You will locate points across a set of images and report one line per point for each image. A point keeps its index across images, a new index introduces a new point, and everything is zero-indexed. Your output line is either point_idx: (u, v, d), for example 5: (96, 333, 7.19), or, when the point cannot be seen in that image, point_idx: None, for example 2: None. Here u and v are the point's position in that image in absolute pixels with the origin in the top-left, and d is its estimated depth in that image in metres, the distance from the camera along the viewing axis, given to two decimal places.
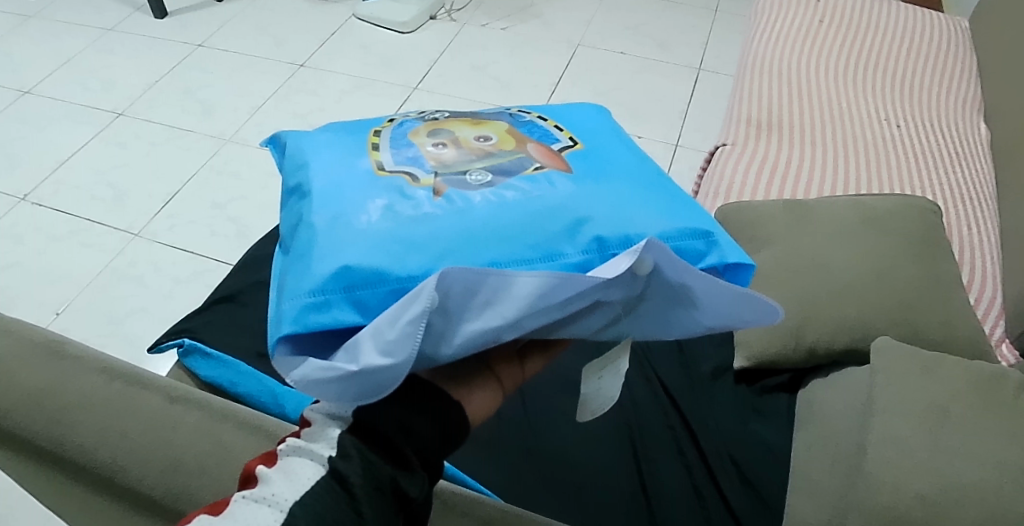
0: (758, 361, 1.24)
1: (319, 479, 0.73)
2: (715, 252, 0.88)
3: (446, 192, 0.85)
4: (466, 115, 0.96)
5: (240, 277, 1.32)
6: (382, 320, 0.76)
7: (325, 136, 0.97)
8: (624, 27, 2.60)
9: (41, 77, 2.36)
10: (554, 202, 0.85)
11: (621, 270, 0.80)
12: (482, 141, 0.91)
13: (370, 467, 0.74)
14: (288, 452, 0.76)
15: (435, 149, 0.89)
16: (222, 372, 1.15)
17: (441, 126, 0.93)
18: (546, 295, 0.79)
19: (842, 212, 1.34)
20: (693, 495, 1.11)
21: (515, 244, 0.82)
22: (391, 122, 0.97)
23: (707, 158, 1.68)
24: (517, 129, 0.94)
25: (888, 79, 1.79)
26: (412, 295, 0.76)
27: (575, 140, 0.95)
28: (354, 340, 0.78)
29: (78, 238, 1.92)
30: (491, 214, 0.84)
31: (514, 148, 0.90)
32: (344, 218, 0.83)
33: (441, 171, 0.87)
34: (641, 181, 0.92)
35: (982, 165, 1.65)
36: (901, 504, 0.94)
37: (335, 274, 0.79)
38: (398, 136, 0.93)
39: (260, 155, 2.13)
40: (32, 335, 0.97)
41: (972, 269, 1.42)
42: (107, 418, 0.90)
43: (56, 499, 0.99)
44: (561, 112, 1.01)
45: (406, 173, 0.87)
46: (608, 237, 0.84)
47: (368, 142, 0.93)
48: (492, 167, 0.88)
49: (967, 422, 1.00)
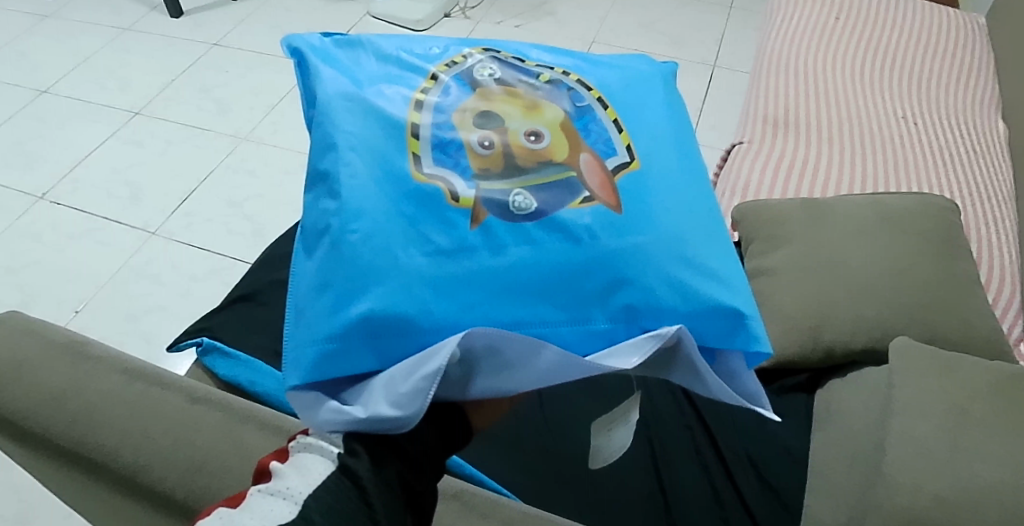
0: (775, 361, 1.24)
1: (330, 474, 0.75)
2: (745, 335, 0.82)
3: (485, 220, 0.81)
4: (520, 87, 0.87)
5: (258, 275, 1.33)
6: (398, 370, 0.75)
7: (362, 98, 0.85)
8: (639, 24, 2.59)
9: (59, 76, 2.38)
10: (594, 254, 0.81)
11: (644, 353, 0.78)
12: (532, 142, 0.84)
13: (379, 467, 0.77)
14: (299, 448, 0.78)
15: (480, 148, 0.83)
16: (238, 371, 1.16)
17: (491, 107, 0.85)
18: (558, 369, 0.78)
19: (859, 210, 1.34)
20: (711, 495, 1.10)
21: (541, 301, 0.80)
22: (436, 83, 0.87)
23: (724, 155, 1.68)
24: (574, 123, 0.86)
25: (906, 76, 1.78)
26: (431, 352, 0.75)
27: (632, 152, 0.87)
28: (370, 384, 0.76)
29: (95, 236, 1.93)
30: (526, 263, 0.80)
31: (565, 160, 0.84)
32: (375, 244, 0.78)
33: (482, 186, 0.82)
34: (696, 232, 0.86)
35: (999, 163, 1.64)
36: (920, 506, 0.94)
37: (361, 319, 0.75)
38: (441, 114, 0.85)
39: (276, 153, 2.14)
40: (54, 336, 0.98)
41: (990, 268, 1.41)
42: (129, 419, 0.91)
43: (77, 498, 1.00)
44: (628, 105, 0.91)
45: (445, 184, 0.81)
46: (640, 308, 0.80)
47: (407, 119, 0.84)
48: (537, 189, 0.82)
49: (987, 421, 0.99)
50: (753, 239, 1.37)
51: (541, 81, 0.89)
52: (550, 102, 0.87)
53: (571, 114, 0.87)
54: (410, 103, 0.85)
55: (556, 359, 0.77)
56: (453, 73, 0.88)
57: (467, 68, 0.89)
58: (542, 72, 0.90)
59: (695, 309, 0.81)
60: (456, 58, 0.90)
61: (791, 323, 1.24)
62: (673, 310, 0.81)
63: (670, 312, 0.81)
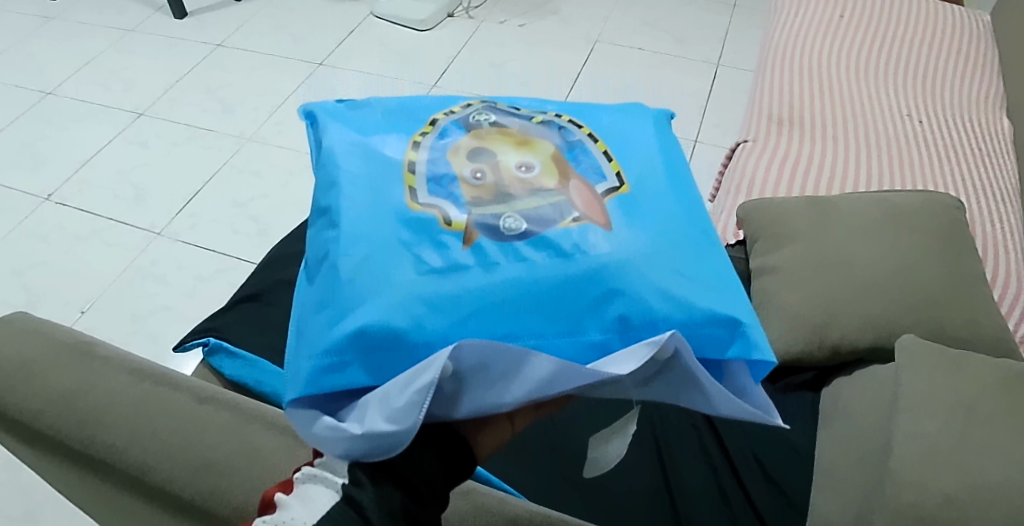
0: (782, 359, 1.24)
1: (332, 506, 0.73)
2: (741, 343, 0.81)
3: (478, 241, 0.80)
4: (512, 125, 0.88)
5: (264, 275, 1.33)
6: (393, 384, 0.73)
7: (362, 141, 0.88)
8: (642, 23, 2.59)
9: (63, 77, 2.38)
10: (587, 266, 0.79)
11: (639, 361, 0.76)
12: (523, 171, 0.84)
13: (383, 497, 0.73)
14: (305, 479, 0.77)
15: (473, 178, 0.83)
16: (245, 371, 1.17)
17: (484, 143, 0.86)
18: (557, 380, 0.76)
19: (865, 209, 1.34)
20: (717, 493, 1.11)
21: (534, 316, 0.78)
22: (433, 126, 0.89)
23: (729, 154, 1.68)
24: (564, 156, 0.87)
25: (911, 74, 1.78)
26: (423, 364, 0.73)
27: (621, 177, 0.87)
28: (365, 400, 0.75)
29: (101, 237, 1.93)
30: (519, 277, 0.78)
31: (556, 185, 0.84)
32: (371, 265, 0.78)
33: (476, 212, 0.81)
34: (690, 250, 0.84)
35: (1004, 161, 1.63)
36: (928, 504, 0.94)
37: (352, 334, 0.75)
38: (437, 151, 0.86)
39: (280, 153, 2.15)
40: (63, 337, 0.98)
41: (995, 266, 1.41)
42: (137, 418, 0.91)
43: (85, 498, 1.00)
44: (619, 138, 0.91)
45: (439, 211, 0.81)
46: (634, 317, 0.78)
47: (405, 158, 0.86)
48: (528, 213, 0.81)
49: (994, 418, 0.99)
50: (759, 237, 1.37)
51: (534, 123, 0.90)
52: (542, 138, 0.88)
53: (561, 148, 0.87)
54: (408, 144, 0.87)
55: (551, 369, 0.75)
56: (451, 119, 0.89)
57: (463, 110, 0.91)
58: (535, 115, 0.91)
59: (690, 317, 0.79)
60: (454, 105, 0.92)
61: (797, 321, 1.24)
62: (669, 320, 0.78)
63: (665, 321, 0.78)
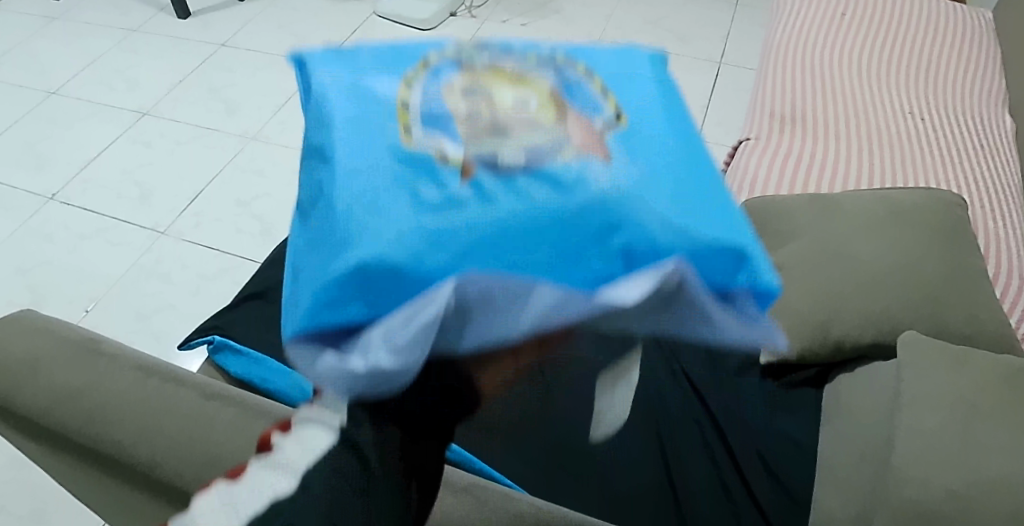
0: (785, 356, 1.25)
1: (326, 451, 0.75)
2: (745, 270, 0.75)
3: (475, 174, 0.74)
4: (508, 60, 0.82)
5: (269, 273, 1.34)
6: (393, 320, 0.69)
7: (353, 80, 0.83)
8: (644, 21, 2.60)
9: (67, 77, 2.39)
10: (587, 197, 0.73)
11: (641, 290, 0.70)
12: (521, 105, 0.77)
13: (378, 437, 0.75)
14: (301, 418, 0.78)
15: (469, 111, 0.77)
16: (252, 369, 1.16)
17: (479, 79, 0.80)
18: (560, 308, 0.70)
19: (867, 205, 1.34)
20: (720, 489, 1.12)
21: (537, 247, 0.72)
22: (425, 65, 0.83)
23: (731, 152, 1.70)
24: (564, 90, 0.80)
25: (913, 72, 1.78)
26: (423, 299, 0.69)
27: (621, 109, 0.80)
28: (365, 337, 0.70)
29: (105, 236, 1.94)
30: (520, 211, 0.72)
31: (555, 119, 0.77)
32: (362, 205, 0.73)
33: (472, 148, 0.75)
34: (696, 180, 0.78)
35: (1006, 158, 1.64)
36: (930, 499, 0.94)
37: (346, 270, 0.70)
38: (431, 88, 0.80)
39: (284, 152, 2.15)
40: (70, 335, 0.99)
41: (997, 262, 1.41)
42: (144, 416, 0.91)
43: (93, 493, 1.01)
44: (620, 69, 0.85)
45: (436, 147, 0.76)
46: (636, 247, 0.72)
47: (396, 96, 0.80)
48: (528, 146, 0.75)
49: (996, 413, 0.99)
50: (762, 235, 1.38)
51: (530, 57, 0.83)
52: (540, 71, 0.81)
53: (561, 81, 0.81)
54: (401, 80, 0.81)
55: (553, 298, 0.70)
56: (445, 56, 0.83)
57: (457, 47, 0.85)
58: (531, 46, 0.84)
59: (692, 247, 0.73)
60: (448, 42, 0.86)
61: (799, 318, 1.24)
62: (672, 249, 0.72)
63: (667, 250, 0.73)
